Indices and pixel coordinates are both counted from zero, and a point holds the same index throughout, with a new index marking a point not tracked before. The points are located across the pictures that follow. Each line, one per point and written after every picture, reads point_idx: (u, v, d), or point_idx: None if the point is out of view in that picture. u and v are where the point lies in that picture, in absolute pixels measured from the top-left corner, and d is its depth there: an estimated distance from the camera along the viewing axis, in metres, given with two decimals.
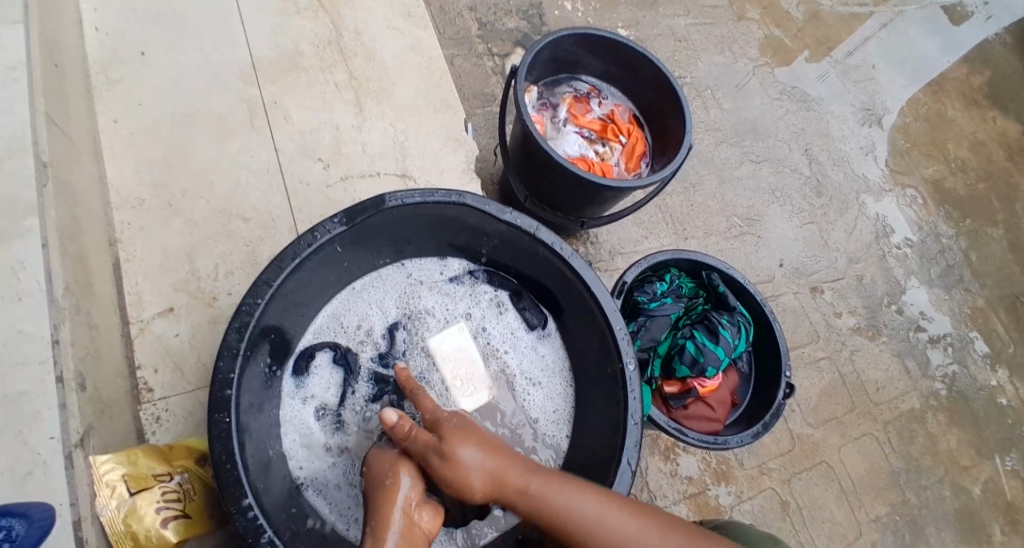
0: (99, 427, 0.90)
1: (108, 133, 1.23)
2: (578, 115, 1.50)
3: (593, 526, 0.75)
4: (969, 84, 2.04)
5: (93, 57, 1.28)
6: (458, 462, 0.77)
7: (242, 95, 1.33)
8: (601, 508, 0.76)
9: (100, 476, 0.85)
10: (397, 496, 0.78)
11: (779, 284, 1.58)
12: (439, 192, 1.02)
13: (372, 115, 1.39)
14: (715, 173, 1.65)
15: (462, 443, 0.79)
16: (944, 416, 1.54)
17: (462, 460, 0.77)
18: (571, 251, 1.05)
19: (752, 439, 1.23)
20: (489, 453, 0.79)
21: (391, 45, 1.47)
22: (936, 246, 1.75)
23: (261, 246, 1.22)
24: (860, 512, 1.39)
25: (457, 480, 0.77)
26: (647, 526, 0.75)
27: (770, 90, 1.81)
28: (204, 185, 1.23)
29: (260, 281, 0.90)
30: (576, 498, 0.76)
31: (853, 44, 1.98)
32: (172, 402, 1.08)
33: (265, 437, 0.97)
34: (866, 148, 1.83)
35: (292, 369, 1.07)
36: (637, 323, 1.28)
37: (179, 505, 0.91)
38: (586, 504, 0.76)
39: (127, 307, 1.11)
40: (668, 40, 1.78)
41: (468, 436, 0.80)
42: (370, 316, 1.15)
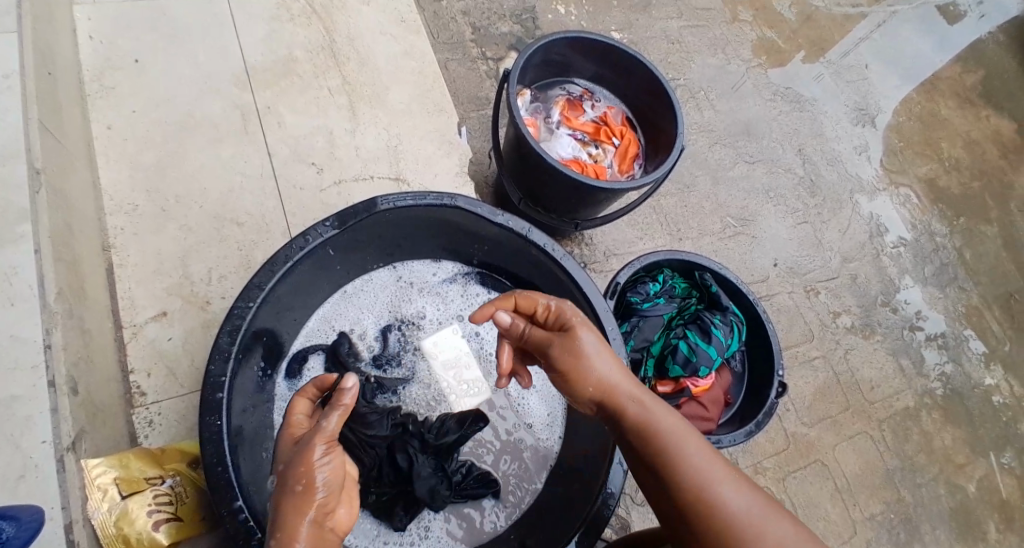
0: (91, 431, 0.91)
1: (102, 139, 1.23)
2: (572, 118, 1.50)
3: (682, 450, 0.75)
4: (962, 83, 2.05)
5: (87, 65, 1.29)
6: (581, 343, 0.85)
7: (236, 101, 1.33)
8: (693, 438, 0.77)
9: (92, 480, 0.85)
10: (314, 498, 0.68)
11: (774, 283, 1.58)
12: (431, 195, 1.02)
13: (366, 120, 1.40)
14: (709, 174, 1.66)
15: (590, 334, 0.86)
16: (938, 414, 1.54)
17: (585, 345, 0.84)
18: (563, 252, 1.05)
19: (745, 438, 1.23)
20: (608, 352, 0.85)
21: (385, 50, 1.48)
22: (930, 245, 1.76)
23: (254, 251, 1.22)
24: (854, 510, 1.39)
25: (580, 362, 0.84)
26: (734, 473, 0.74)
27: (763, 91, 1.82)
28: (197, 191, 1.24)
29: (251, 284, 0.91)
30: (672, 423, 0.78)
31: (845, 45, 1.98)
32: (165, 406, 1.08)
33: (258, 441, 0.98)
34: (859, 147, 1.83)
35: (284, 371, 1.07)
36: (630, 324, 1.29)
37: (171, 508, 0.92)
38: (681, 429, 0.78)
39: (120, 312, 1.12)
40: (662, 43, 1.79)
41: (595, 330, 0.87)
42: (362, 319, 1.15)
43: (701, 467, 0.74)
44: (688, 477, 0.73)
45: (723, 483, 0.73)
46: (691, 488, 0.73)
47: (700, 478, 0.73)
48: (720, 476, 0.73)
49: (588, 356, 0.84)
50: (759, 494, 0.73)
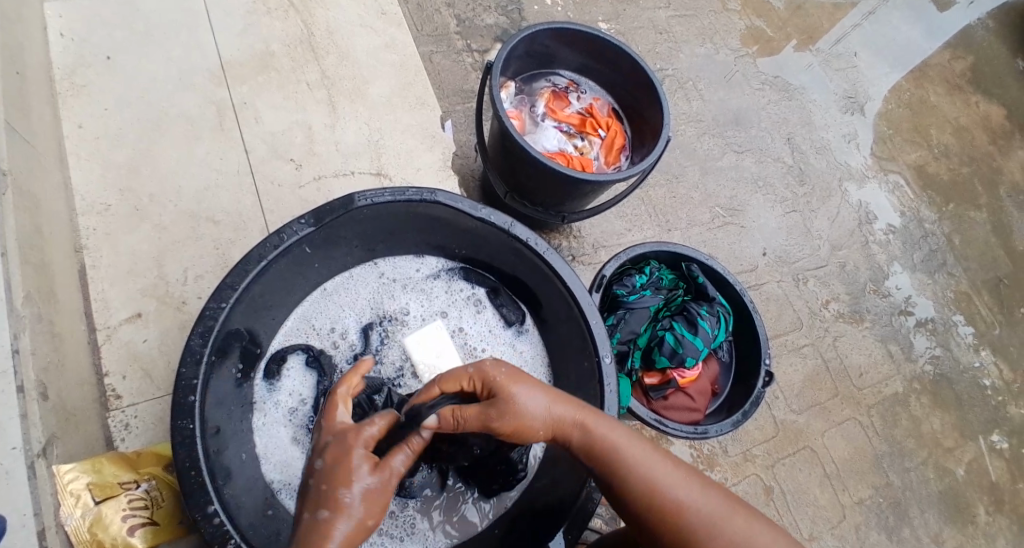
0: (63, 435, 0.89)
1: (73, 138, 1.21)
2: (557, 110, 1.48)
3: (646, 478, 0.78)
4: (952, 69, 2.03)
5: (57, 63, 1.26)
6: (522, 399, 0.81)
7: (211, 97, 1.31)
8: (651, 458, 0.80)
9: (64, 485, 0.83)
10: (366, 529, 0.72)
11: (762, 273, 1.57)
12: (409, 190, 1.00)
13: (346, 115, 1.38)
14: (697, 164, 1.64)
15: (525, 385, 0.83)
16: (927, 399, 1.54)
17: (528, 397, 0.82)
18: (546, 246, 1.03)
19: (733, 427, 1.22)
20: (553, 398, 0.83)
21: (365, 42, 1.46)
22: (919, 231, 1.75)
23: (231, 249, 1.20)
24: (843, 496, 1.38)
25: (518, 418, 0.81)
26: (694, 479, 0.78)
27: (752, 80, 1.80)
28: (171, 189, 1.21)
29: (224, 284, 0.89)
30: (626, 448, 0.80)
31: (836, 33, 1.97)
32: (141, 409, 1.06)
33: (235, 443, 0.96)
34: (848, 135, 1.82)
35: (263, 372, 1.05)
36: (616, 317, 1.26)
37: (146, 513, 0.89)
38: (637, 452, 0.80)
39: (93, 314, 1.09)
40: (650, 33, 1.76)
41: (524, 378, 0.83)
42: (343, 318, 1.13)
43: (667, 490, 0.77)
44: (659, 504, 0.76)
45: (690, 499, 0.77)
46: (663, 515, 0.76)
47: (668, 503, 0.76)
48: (686, 490, 0.77)
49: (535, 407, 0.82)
50: (717, 492, 0.78)
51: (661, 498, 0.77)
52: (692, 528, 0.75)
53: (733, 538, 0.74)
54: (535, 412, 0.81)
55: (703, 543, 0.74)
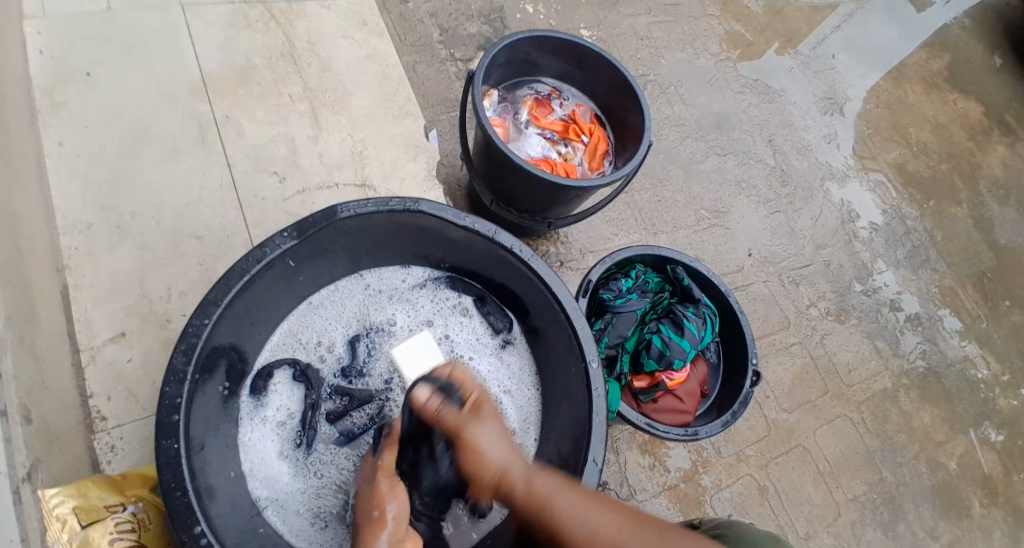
0: (48, 458, 0.87)
1: (53, 158, 1.20)
2: (540, 117, 1.49)
3: (581, 527, 0.75)
4: (929, 68, 2.06)
5: (36, 82, 1.25)
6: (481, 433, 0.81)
7: (192, 112, 1.30)
8: (586, 506, 0.77)
9: (49, 511, 0.81)
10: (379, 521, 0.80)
11: (749, 273, 1.58)
12: (391, 201, 1.00)
13: (329, 127, 1.38)
14: (682, 168, 1.65)
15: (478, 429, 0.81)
16: (916, 394, 1.55)
17: (489, 434, 0.81)
18: (531, 253, 1.03)
19: (722, 429, 1.22)
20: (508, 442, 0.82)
21: (348, 55, 1.46)
22: (902, 228, 1.77)
23: (216, 265, 1.19)
24: (837, 493, 1.39)
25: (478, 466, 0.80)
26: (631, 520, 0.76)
27: (733, 83, 1.82)
28: (153, 206, 1.21)
29: (206, 300, 0.88)
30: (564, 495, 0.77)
31: (814, 36, 1.99)
32: (127, 430, 1.05)
33: (222, 460, 0.95)
34: (828, 135, 1.84)
35: (250, 388, 1.04)
36: (603, 322, 1.27)
37: (134, 535, 0.86)
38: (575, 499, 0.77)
39: (77, 335, 1.08)
40: (631, 39, 1.78)
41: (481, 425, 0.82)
42: (330, 331, 1.12)
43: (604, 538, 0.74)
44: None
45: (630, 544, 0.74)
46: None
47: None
48: (622, 535, 0.74)
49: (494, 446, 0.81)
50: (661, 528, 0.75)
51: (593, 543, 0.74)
52: None
53: None
54: (490, 452, 0.80)
55: None
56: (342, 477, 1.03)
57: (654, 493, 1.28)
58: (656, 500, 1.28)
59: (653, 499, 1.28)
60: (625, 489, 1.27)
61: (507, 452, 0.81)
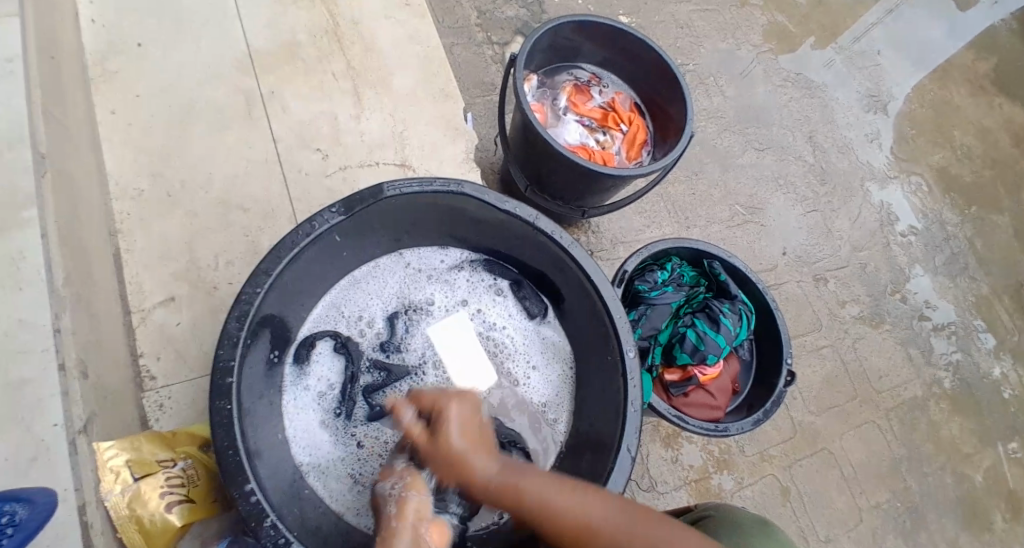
0: (101, 415, 0.90)
1: (106, 124, 1.23)
2: (579, 104, 1.49)
3: (575, 521, 0.76)
4: (975, 70, 2.02)
5: (91, 49, 1.28)
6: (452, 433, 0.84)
7: (240, 86, 1.33)
8: (557, 492, 0.78)
9: (104, 462, 0.84)
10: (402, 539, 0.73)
11: (782, 272, 1.57)
12: (437, 182, 1.01)
13: (371, 106, 1.39)
14: (718, 161, 1.65)
15: (455, 412, 0.86)
16: (946, 405, 1.53)
17: (452, 437, 0.83)
18: (571, 240, 1.04)
19: (752, 426, 1.22)
20: (472, 438, 0.84)
21: (391, 34, 1.47)
22: (941, 234, 1.74)
23: (260, 237, 1.22)
24: (860, 498, 1.39)
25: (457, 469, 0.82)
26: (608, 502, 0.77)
27: (773, 77, 1.80)
28: (202, 176, 1.23)
29: (259, 270, 0.90)
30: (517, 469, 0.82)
31: (858, 31, 1.96)
32: (175, 390, 1.08)
33: (267, 424, 0.98)
34: (870, 135, 1.81)
35: (293, 357, 1.07)
36: (638, 312, 1.28)
37: (183, 490, 0.91)
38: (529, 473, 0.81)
39: (128, 297, 1.12)
40: (671, 28, 1.76)
41: (463, 408, 0.87)
42: (369, 306, 1.15)
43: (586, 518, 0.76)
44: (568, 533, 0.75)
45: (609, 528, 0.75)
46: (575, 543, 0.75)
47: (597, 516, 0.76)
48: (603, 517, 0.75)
49: (459, 452, 0.82)
50: (614, 497, 0.77)
51: (571, 529, 0.75)
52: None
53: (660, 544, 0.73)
54: (458, 457, 0.82)
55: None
56: (381, 448, 1.06)
57: (676, 486, 1.30)
58: (678, 492, 1.29)
59: (675, 491, 1.29)
60: (648, 481, 1.28)
61: (476, 451, 0.83)
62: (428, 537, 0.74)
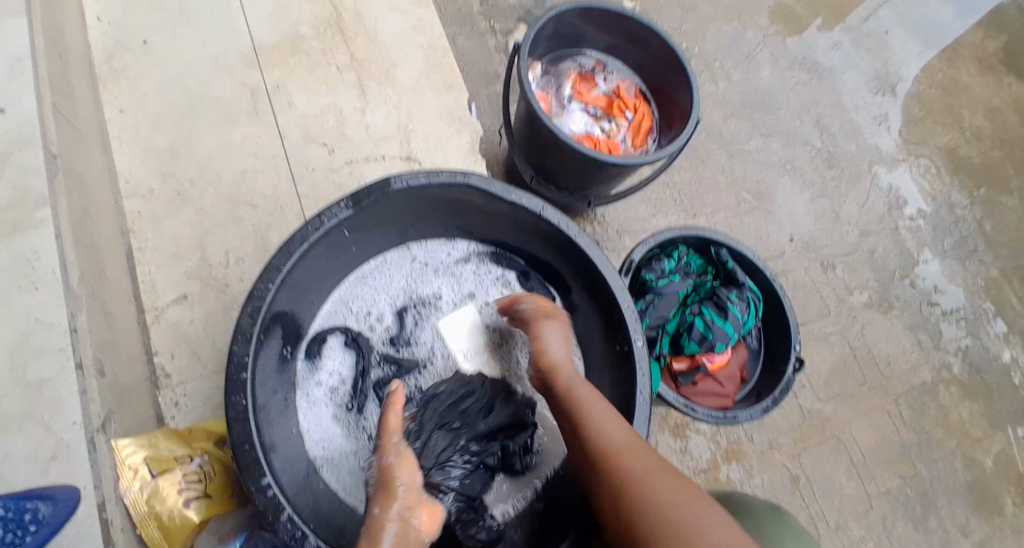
0: (119, 412, 0.92)
1: (115, 123, 1.24)
2: (583, 92, 1.49)
3: (614, 445, 0.85)
4: (985, 49, 2.00)
5: (97, 48, 1.29)
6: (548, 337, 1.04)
7: (245, 81, 1.33)
8: (609, 417, 0.89)
9: (122, 460, 0.87)
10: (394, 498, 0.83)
11: (790, 259, 1.57)
12: (444, 175, 1.01)
13: (375, 98, 1.39)
14: (723, 147, 1.64)
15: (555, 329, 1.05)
16: (956, 389, 1.54)
17: (548, 340, 1.03)
18: (578, 230, 1.04)
19: (760, 415, 1.27)
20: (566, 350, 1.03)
21: (394, 25, 1.47)
22: (950, 217, 1.73)
23: (270, 233, 1.23)
24: (870, 485, 1.40)
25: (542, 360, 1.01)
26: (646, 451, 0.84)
27: (779, 61, 1.78)
28: (210, 173, 1.24)
29: (270, 266, 0.91)
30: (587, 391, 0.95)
31: (865, 10, 1.94)
32: (190, 387, 1.10)
33: (280, 418, 0.99)
34: (878, 117, 1.80)
35: (304, 352, 1.09)
36: (645, 302, 1.27)
37: (201, 486, 0.92)
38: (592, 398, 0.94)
39: (141, 295, 1.13)
40: (675, 13, 1.75)
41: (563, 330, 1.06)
42: (378, 301, 1.16)
43: (620, 448, 0.85)
44: (604, 453, 0.85)
45: (635, 461, 0.83)
46: (604, 463, 0.84)
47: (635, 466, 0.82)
48: (633, 453, 0.84)
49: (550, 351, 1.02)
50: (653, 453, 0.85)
51: (605, 449, 0.85)
52: (631, 477, 0.81)
53: (669, 498, 0.78)
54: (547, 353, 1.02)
55: (638, 495, 0.79)
56: None
57: (686, 475, 1.31)
58: None
59: (685, 480, 1.30)
60: None
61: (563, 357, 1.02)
62: (415, 522, 0.82)
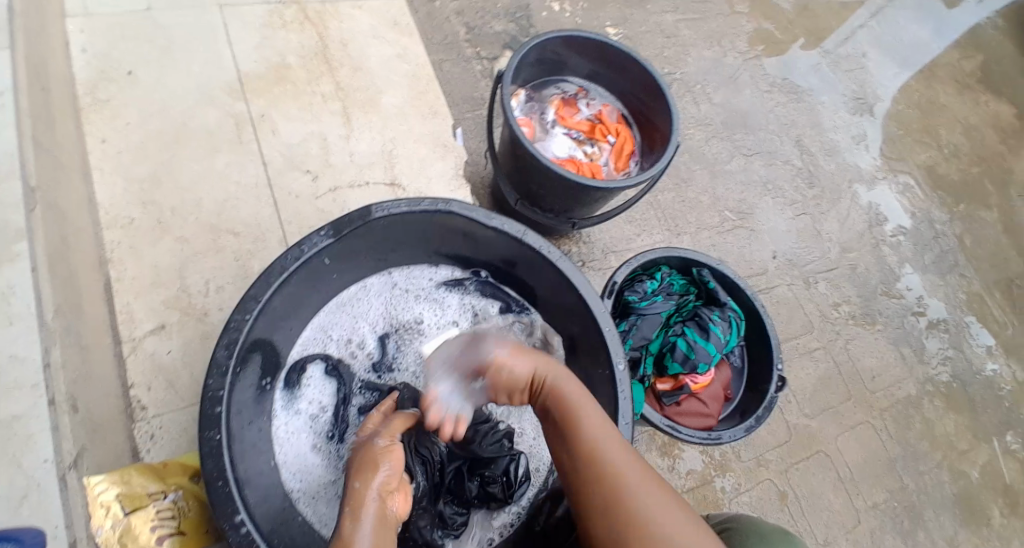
0: (92, 448, 0.91)
1: (96, 153, 1.24)
2: (566, 117, 1.51)
3: (605, 457, 0.78)
4: (961, 69, 2.04)
5: (81, 79, 1.29)
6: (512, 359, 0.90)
7: (229, 110, 1.34)
8: (607, 431, 0.82)
9: (94, 498, 0.85)
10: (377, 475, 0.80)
11: (773, 276, 1.58)
12: (425, 202, 1.02)
13: (360, 126, 1.40)
14: (707, 168, 1.66)
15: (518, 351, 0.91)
16: (940, 402, 1.54)
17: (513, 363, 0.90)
18: (559, 254, 1.04)
19: (745, 432, 1.27)
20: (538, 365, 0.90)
21: (379, 54, 1.48)
22: (930, 232, 1.75)
23: (251, 260, 1.23)
24: (857, 499, 1.39)
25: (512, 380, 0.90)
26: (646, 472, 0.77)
27: (760, 83, 1.81)
28: (191, 202, 1.24)
29: (248, 296, 0.91)
30: (580, 397, 0.86)
31: (844, 34, 1.98)
32: (166, 419, 1.09)
33: (257, 450, 0.98)
34: (857, 136, 1.83)
35: (284, 382, 1.08)
36: (628, 323, 1.28)
37: (174, 523, 0.90)
38: (586, 406, 0.85)
39: (119, 326, 1.13)
40: (657, 37, 1.78)
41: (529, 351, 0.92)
42: (360, 327, 1.16)
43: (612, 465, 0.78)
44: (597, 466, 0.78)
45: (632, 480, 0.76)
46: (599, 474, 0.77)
47: (623, 471, 0.77)
48: (634, 472, 0.77)
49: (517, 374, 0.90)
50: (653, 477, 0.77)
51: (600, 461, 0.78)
52: (629, 496, 0.74)
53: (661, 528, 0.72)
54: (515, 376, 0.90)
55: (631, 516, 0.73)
56: None
57: None
58: None
59: None
60: None
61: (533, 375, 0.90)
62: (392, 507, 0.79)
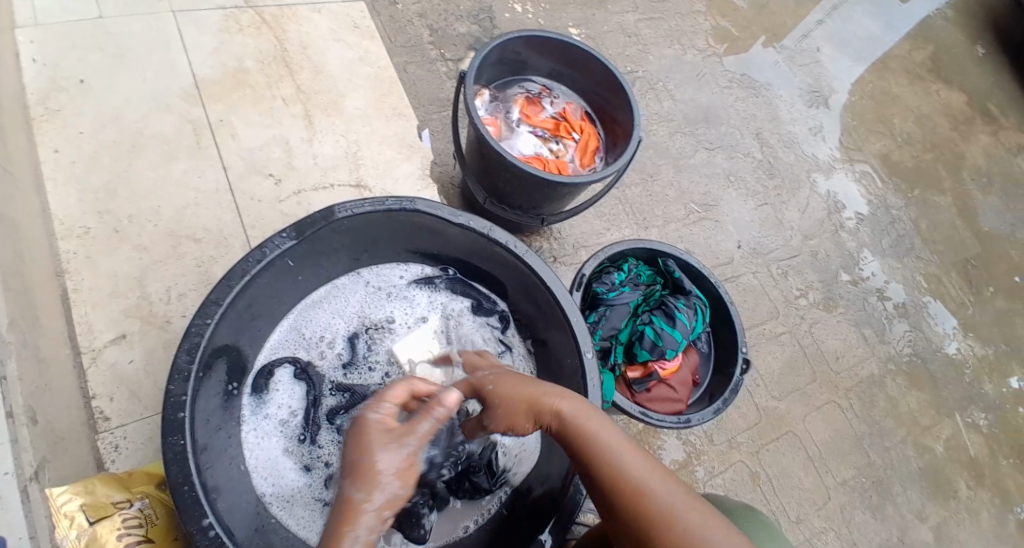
0: (53, 460, 0.88)
1: (49, 163, 1.21)
2: (531, 115, 1.51)
3: (626, 473, 0.78)
4: (912, 60, 2.10)
5: (32, 89, 1.26)
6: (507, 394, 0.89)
7: (186, 116, 1.32)
8: (620, 448, 0.80)
9: (56, 508, 0.83)
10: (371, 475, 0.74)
11: (738, 265, 1.61)
12: (388, 200, 1.01)
13: (323, 129, 1.39)
14: (671, 162, 1.68)
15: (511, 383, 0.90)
16: (904, 380, 1.58)
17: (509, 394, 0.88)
18: (525, 248, 1.05)
19: (713, 415, 1.26)
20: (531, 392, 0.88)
21: (340, 58, 1.48)
22: (887, 217, 1.80)
23: (214, 266, 1.21)
24: (827, 477, 1.42)
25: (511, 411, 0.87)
26: (669, 480, 0.78)
27: (720, 78, 1.85)
28: (149, 209, 1.22)
29: (209, 300, 0.90)
30: (582, 416, 0.84)
31: (799, 30, 2.03)
32: (130, 429, 1.07)
33: (225, 456, 0.97)
34: (814, 128, 1.87)
35: (251, 387, 1.06)
36: (597, 315, 1.30)
37: (142, 530, 0.87)
38: (592, 422, 0.83)
39: (78, 338, 1.10)
40: (619, 36, 1.80)
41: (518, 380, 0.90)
42: (329, 329, 1.14)
43: (631, 478, 0.77)
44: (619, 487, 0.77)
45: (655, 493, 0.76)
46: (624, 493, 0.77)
47: (641, 479, 0.77)
48: (654, 483, 0.77)
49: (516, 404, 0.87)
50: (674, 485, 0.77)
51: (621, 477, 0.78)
52: (659, 509, 0.75)
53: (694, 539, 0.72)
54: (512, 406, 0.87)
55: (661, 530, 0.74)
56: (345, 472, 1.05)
57: None
58: None
59: None
60: None
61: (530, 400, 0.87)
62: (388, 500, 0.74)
